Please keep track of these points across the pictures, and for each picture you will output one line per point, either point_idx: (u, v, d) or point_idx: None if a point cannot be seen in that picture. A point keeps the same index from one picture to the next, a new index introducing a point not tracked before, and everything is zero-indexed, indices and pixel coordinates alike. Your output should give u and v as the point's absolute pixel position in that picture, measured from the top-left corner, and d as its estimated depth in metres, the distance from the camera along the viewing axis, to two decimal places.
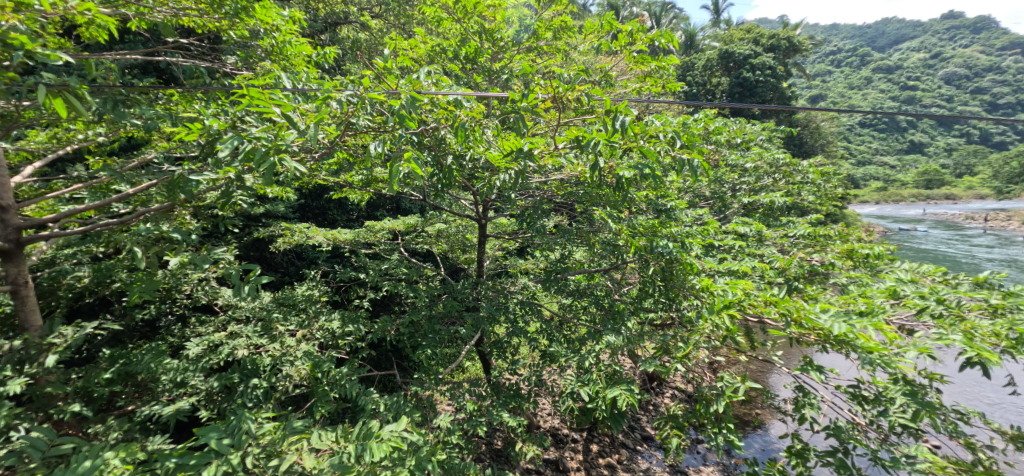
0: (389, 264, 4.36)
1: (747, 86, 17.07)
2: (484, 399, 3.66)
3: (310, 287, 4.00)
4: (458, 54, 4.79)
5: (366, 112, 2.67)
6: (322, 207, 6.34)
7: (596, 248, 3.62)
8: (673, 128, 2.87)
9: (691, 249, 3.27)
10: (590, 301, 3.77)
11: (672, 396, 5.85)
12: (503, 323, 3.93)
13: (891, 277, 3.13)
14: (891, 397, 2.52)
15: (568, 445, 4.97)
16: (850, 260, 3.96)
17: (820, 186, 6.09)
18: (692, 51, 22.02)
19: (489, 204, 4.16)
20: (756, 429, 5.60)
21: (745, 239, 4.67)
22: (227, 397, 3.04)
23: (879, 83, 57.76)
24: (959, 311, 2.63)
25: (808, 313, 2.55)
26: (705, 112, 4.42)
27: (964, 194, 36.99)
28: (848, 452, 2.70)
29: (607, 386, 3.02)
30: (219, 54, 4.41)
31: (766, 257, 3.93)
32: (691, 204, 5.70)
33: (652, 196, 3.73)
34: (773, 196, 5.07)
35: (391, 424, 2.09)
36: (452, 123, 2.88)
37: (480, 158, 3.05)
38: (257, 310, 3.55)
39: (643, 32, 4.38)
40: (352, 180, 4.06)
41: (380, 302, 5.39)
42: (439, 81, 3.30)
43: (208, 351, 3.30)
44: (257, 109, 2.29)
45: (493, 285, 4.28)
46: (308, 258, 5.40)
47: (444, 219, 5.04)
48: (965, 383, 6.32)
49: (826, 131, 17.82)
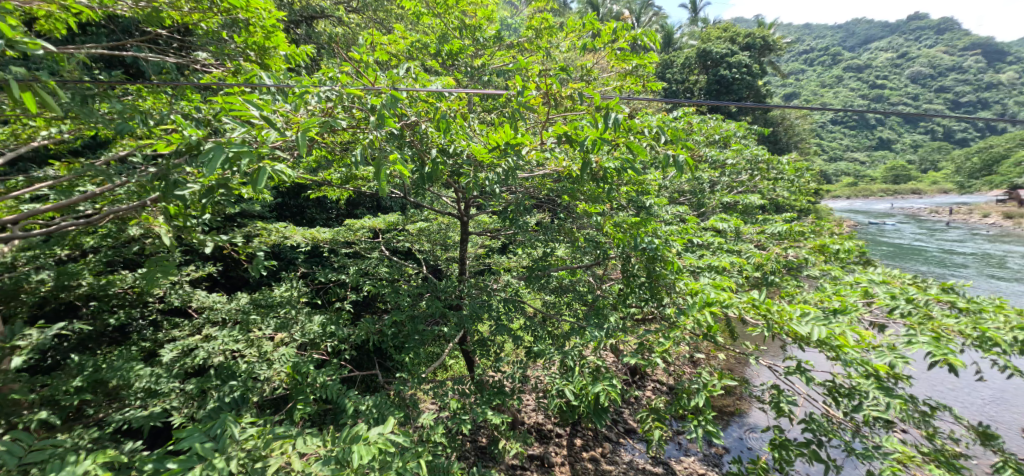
0: (370, 262, 4.30)
1: (724, 83, 17.42)
2: (469, 397, 3.63)
3: (289, 288, 3.91)
4: (439, 49, 4.77)
5: (346, 110, 2.61)
6: (300, 206, 6.20)
7: (579, 243, 3.66)
8: (657, 125, 2.86)
9: (673, 247, 3.31)
10: (572, 297, 3.82)
11: (654, 388, 5.94)
12: (486, 320, 3.89)
13: (864, 275, 3.23)
14: (865, 392, 2.57)
15: (552, 441, 5.01)
16: (823, 256, 4.09)
17: (793, 182, 6.31)
18: (671, 48, 22.19)
19: (471, 201, 4.10)
20: (734, 419, 5.74)
21: (723, 234, 4.77)
22: (204, 401, 2.96)
23: (849, 81, 59.62)
24: (927, 309, 2.73)
25: (787, 317, 2.58)
26: (684, 109, 4.55)
27: (930, 189, 38.32)
28: (826, 443, 2.74)
29: (589, 384, 3.07)
30: (190, 46, 4.26)
31: (744, 253, 4.05)
32: (670, 201, 5.82)
33: (632, 193, 3.79)
34: (751, 193, 5.19)
35: (377, 427, 2.05)
36: (433, 116, 2.87)
37: (462, 154, 2.96)
38: (234, 313, 3.47)
39: (625, 30, 4.44)
40: (331, 179, 3.98)
41: (361, 302, 5.31)
42: (421, 77, 3.27)
43: (183, 354, 3.20)
44: (235, 106, 2.22)
45: (476, 282, 4.26)
46: (286, 259, 5.26)
47: (425, 217, 5.14)
48: (931, 377, 6.78)
49: (800, 129, 18.33)
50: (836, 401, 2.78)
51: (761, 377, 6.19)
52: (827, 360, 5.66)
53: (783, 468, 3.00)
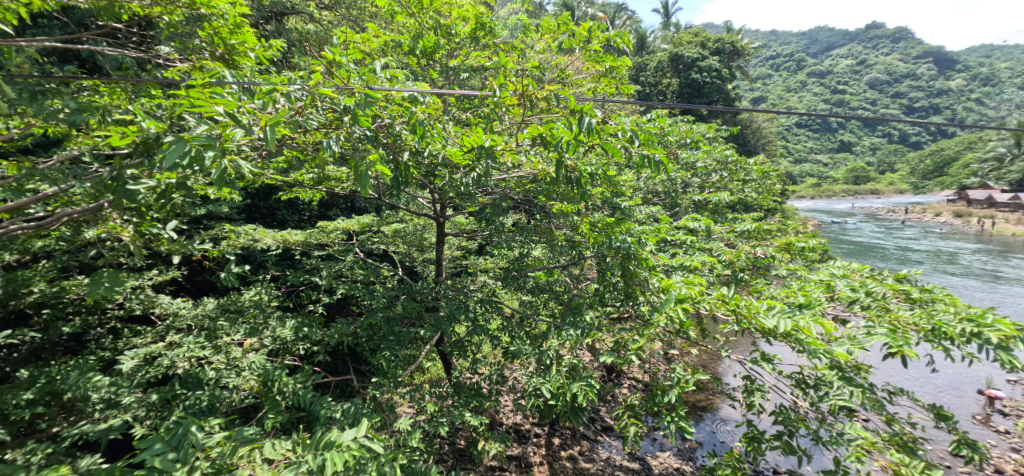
0: (344, 265, 4.22)
1: (696, 86, 17.87)
2: (446, 400, 3.59)
3: (258, 292, 3.79)
4: (415, 47, 4.73)
5: (318, 110, 2.56)
6: (270, 207, 6.03)
7: (556, 243, 3.69)
8: (630, 127, 2.90)
9: (647, 245, 3.37)
10: (549, 296, 3.85)
11: (630, 386, 6.03)
12: (463, 321, 3.87)
13: (826, 271, 3.37)
14: (830, 382, 2.67)
15: (530, 440, 5.02)
16: (789, 253, 4.24)
17: (761, 183, 6.52)
18: (645, 52, 22.62)
19: (447, 202, 4.07)
20: (708, 413, 5.88)
21: (695, 233, 4.88)
22: (168, 411, 2.84)
23: (812, 86, 62.07)
24: (885, 302, 2.86)
25: (755, 311, 2.67)
26: (656, 111, 4.65)
27: (887, 190, 40.23)
28: (796, 433, 2.83)
29: (566, 383, 3.09)
30: (151, 41, 4.09)
31: (715, 251, 4.15)
32: (644, 202, 5.92)
33: (607, 194, 3.84)
34: (721, 193, 5.34)
35: (350, 431, 2.00)
36: (407, 117, 2.84)
37: (437, 155, 2.94)
38: (200, 319, 3.35)
39: (598, 33, 4.50)
40: (303, 180, 3.89)
41: (335, 305, 5.20)
42: (395, 76, 3.23)
43: (145, 363, 3.07)
44: (199, 103, 2.14)
45: (453, 283, 4.24)
46: (256, 262, 5.11)
47: (401, 218, 5.08)
48: (889, 366, 7.14)
49: (767, 131, 18.97)
50: (803, 392, 2.88)
51: (732, 371, 6.36)
52: (795, 353, 5.87)
53: (755, 459, 3.08)
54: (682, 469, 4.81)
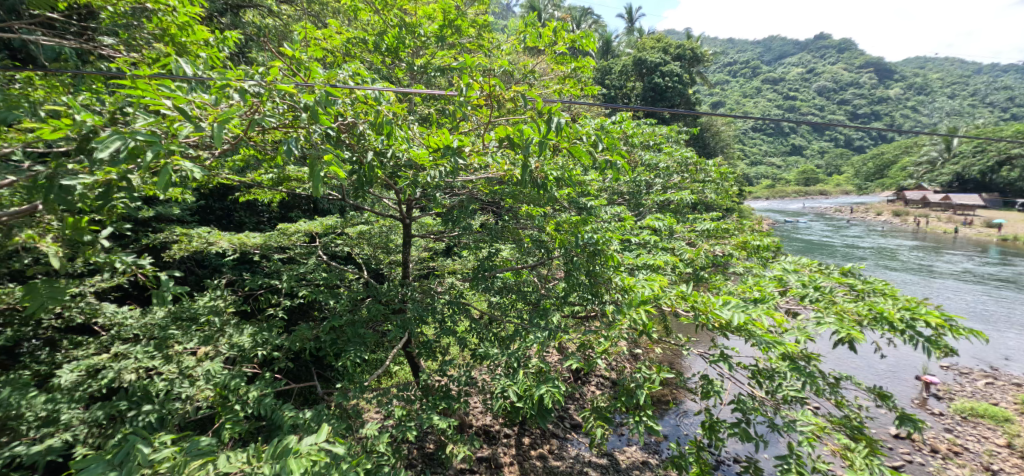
0: (306, 268, 4.09)
1: (659, 90, 18.41)
2: (414, 403, 3.54)
3: (213, 298, 3.62)
4: (379, 44, 4.65)
5: (276, 109, 2.47)
6: (226, 209, 5.76)
7: (523, 244, 3.71)
8: (594, 130, 2.96)
9: (611, 244, 3.45)
10: (517, 297, 3.86)
11: (598, 383, 6.12)
12: (431, 324, 3.83)
13: (779, 267, 3.54)
14: (783, 373, 2.81)
15: (500, 441, 5.02)
16: (745, 251, 4.43)
17: (719, 184, 6.78)
18: (610, 55, 23.10)
19: (413, 203, 4.01)
20: (672, 407, 6.05)
21: (658, 232, 5.01)
22: (113, 427, 2.67)
23: (766, 92, 65.14)
24: (831, 296, 3.04)
25: (712, 306, 2.78)
26: (620, 113, 4.75)
27: (835, 191, 42.66)
28: (752, 422, 2.96)
29: (534, 383, 3.11)
30: (93, 32, 3.84)
31: (677, 250, 4.29)
32: (610, 202, 6.04)
33: (573, 194, 3.89)
34: (683, 193, 5.51)
35: (310, 437, 1.97)
36: (372, 116, 2.79)
37: (403, 156, 2.89)
38: (149, 327, 3.17)
39: (564, 36, 4.56)
40: (261, 180, 3.74)
41: (297, 310, 5.03)
42: (358, 74, 3.17)
43: (87, 376, 2.87)
44: (143, 98, 2.03)
45: (419, 285, 4.19)
46: (211, 267, 4.87)
47: (366, 219, 4.98)
48: (837, 354, 7.60)
49: (725, 134, 19.74)
50: (759, 383, 3.01)
51: (695, 366, 6.58)
52: (752, 346, 6.13)
53: (717, 448, 3.20)
54: (648, 463, 4.94)
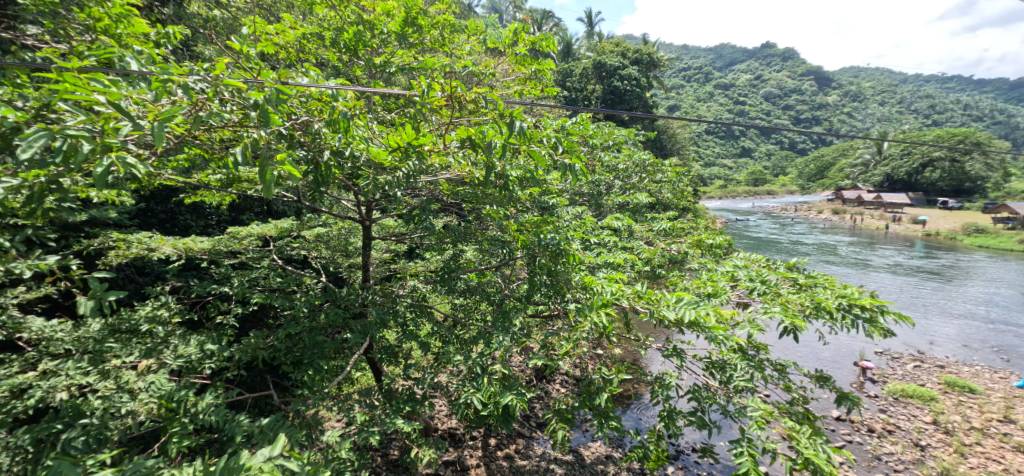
0: (259, 273, 3.91)
1: (618, 93, 18.85)
2: (377, 409, 3.46)
3: (156, 307, 3.40)
4: (335, 41, 4.52)
5: (222, 106, 2.34)
6: (170, 212, 5.42)
7: (486, 245, 3.71)
8: (554, 131, 3.00)
9: (573, 244, 3.51)
10: (480, 298, 3.85)
11: (562, 381, 6.20)
12: (393, 328, 3.75)
13: (730, 263, 3.71)
14: (734, 364, 2.95)
15: (466, 444, 4.98)
16: (700, 249, 4.61)
17: (675, 185, 7.02)
18: (570, 58, 23.45)
19: (373, 204, 3.91)
20: (634, 401, 6.21)
21: (618, 232, 5.13)
22: (42, 450, 2.45)
23: (717, 96, 68.13)
24: (776, 289, 3.22)
25: (666, 304, 2.88)
26: (580, 115, 4.84)
27: (781, 191, 45.16)
28: (708, 410, 3.09)
29: (498, 391, 3.11)
30: (13, 19, 3.51)
31: (636, 249, 4.41)
32: (571, 203, 6.12)
33: (535, 194, 3.92)
34: (640, 194, 5.67)
35: (264, 450, 1.92)
36: (328, 115, 2.71)
37: (361, 156, 2.82)
38: (83, 340, 2.93)
39: (525, 38, 4.59)
40: (209, 181, 3.54)
41: (250, 317, 4.80)
42: (313, 72, 3.07)
43: (10, 396, 2.62)
44: (72, 93, 1.89)
45: (380, 288, 4.10)
46: (154, 274, 4.57)
47: (323, 221, 4.83)
48: (784, 344, 8.06)
49: (680, 137, 20.48)
50: (713, 373, 3.15)
51: (655, 360, 6.78)
52: (707, 339, 6.40)
53: (676, 437, 3.31)
54: (612, 457, 5.05)
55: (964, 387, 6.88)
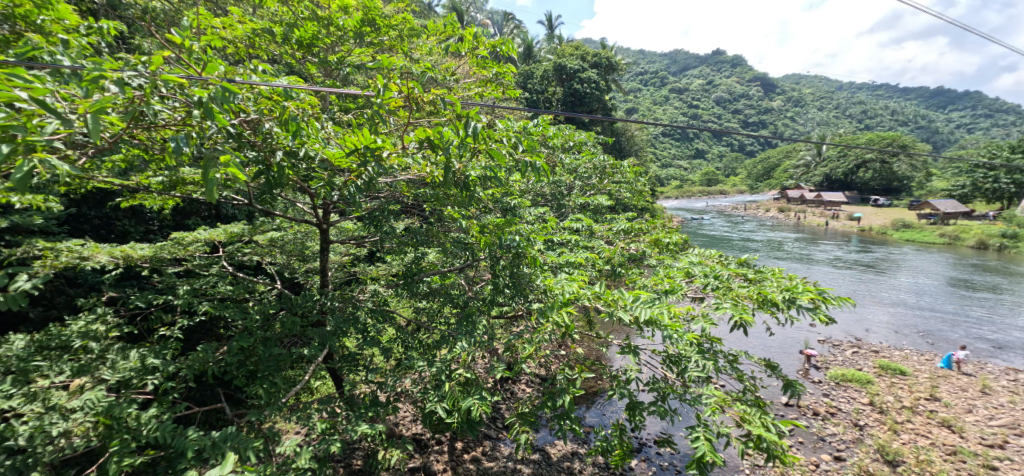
0: (207, 281, 3.71)
1: (578, 96, 19.18)
2: (338, 417, 3.36)
3: (91, 319, 3.16)
4: (287, 38, 4.35)
5: (162, 103, 2.22)
6: (106, 218, 5.04)
7: (448, 247, 3.68)
8: (514, 132, 3.01)
9: (534, 244, 3.54)
10: (444, 300, 3.81)
11: (528, 381, 6.23)
12: (353, 334, 3.65)
13: (686, 260, 3.86)
14: (690, 357, 3.07)
15: (432, 449, 4.92)
16: (658, 248, 4.76)
17: (633, 185, 7.22)
18: (531, 60, 23.65)
19: (330, 207, 3.79)
20: (598, 397, 6.33)
21: (579, 232, 5.22)
22: None
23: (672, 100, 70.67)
24: (728, 284, 3.36)
25: (623, 303, 2.95)
26: (541, 117, 4.88)
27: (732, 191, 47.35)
28: (666, 401, 3.20)
29: (463, 396, 3.09)
30: None
31: (597, 248, 4.49)
32: (533, 204, 6.17)
33: (497, 195, 3.93)
34: (601, 195, 5.79)
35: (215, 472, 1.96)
36: (279, 115, 2.61)
37: (316, 157, 2.74)
38: (5, 358, 2.68)
39: (485, 40, 4.59)
40: (149, 184, 3.33)
41: (198, 328, 4.55)
42: (263, 70, 2.96)
43: None
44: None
45: (339, 293, 3.98)
46: (88, 285, 4.24)
47: (277, 225, 4.63)
48: (736, 336, 8.48)
49: (638, 139, 21.08)
50: (670, 366, 3.26)
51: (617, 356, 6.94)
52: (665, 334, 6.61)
53: (638, 430, 3.40)
54: (577, 453, 5.12)
55: (896, 370, 7.45)
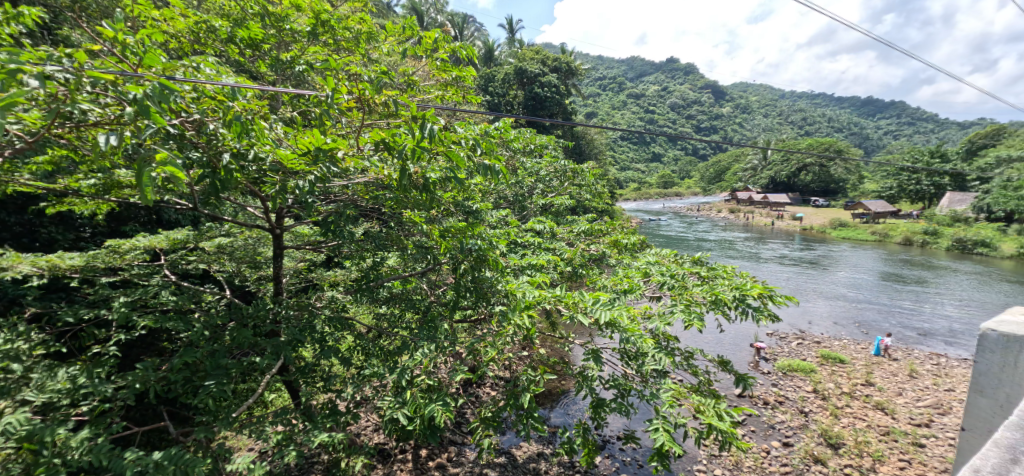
0: (146, 291, 3.47)
1: (539, 99, 19.39)
2: (294, 429, 3.22)
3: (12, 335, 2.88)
4: (235, 35, 4.16)
5: (92, 100, 2.07)
6: (29, 225, 4.63)
7: (409, 251, 3.62)
8: (473, 135, 3.01)
9: (496, 247, 3.54)
10: (405, 306, 3.75)
11: (493, 384, 6.22)
12: (309, 343, 3.51)
13: (643, 260, 3.98)
14: (648, 354, 3.16)
15: (395, 458, 4.81)
16: (617, 249, 4.88)
17: (593, 188, 7.37)
18: (492, 64, 23.72)
19: (284, 211, 3.65)
20: (562, 397, 6.40)
21: (541, 235, 5.27)
22: None
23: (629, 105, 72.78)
24: (683, 283, 3.50)
25: (583, 305, 3.01)
26: (501, 120, 4.90)
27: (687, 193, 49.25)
28: (626, 398, 3.28)
29: (425, 402, 3.04)
30: None
31: (558, 250, 4.56)
32: (496, 207, 6.19)
33: (458, 198, 3.91)
34: (562, 197, 5.87)
35: None
36: (224, 115, 2.48)
37: (266, 159, 2.63)
38: None
39: (444, 43, 4.56)
40: (80, 187, 3.09)
41: (137, 341, 4.25)
42: (208, 67, 2.82)
43: None
44: None
45: (294, 300, 3.83)
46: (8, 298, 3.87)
47: (226, 231, 4.41)
48: (691, 333, 8.82)
49: (598, 143, 21.55)
50: (629, 363, 3.34)
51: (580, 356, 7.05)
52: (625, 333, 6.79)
53: (600, 427, 3.47)
54: (543, 454, 5.15)
55: (836, 360, 7.97)
